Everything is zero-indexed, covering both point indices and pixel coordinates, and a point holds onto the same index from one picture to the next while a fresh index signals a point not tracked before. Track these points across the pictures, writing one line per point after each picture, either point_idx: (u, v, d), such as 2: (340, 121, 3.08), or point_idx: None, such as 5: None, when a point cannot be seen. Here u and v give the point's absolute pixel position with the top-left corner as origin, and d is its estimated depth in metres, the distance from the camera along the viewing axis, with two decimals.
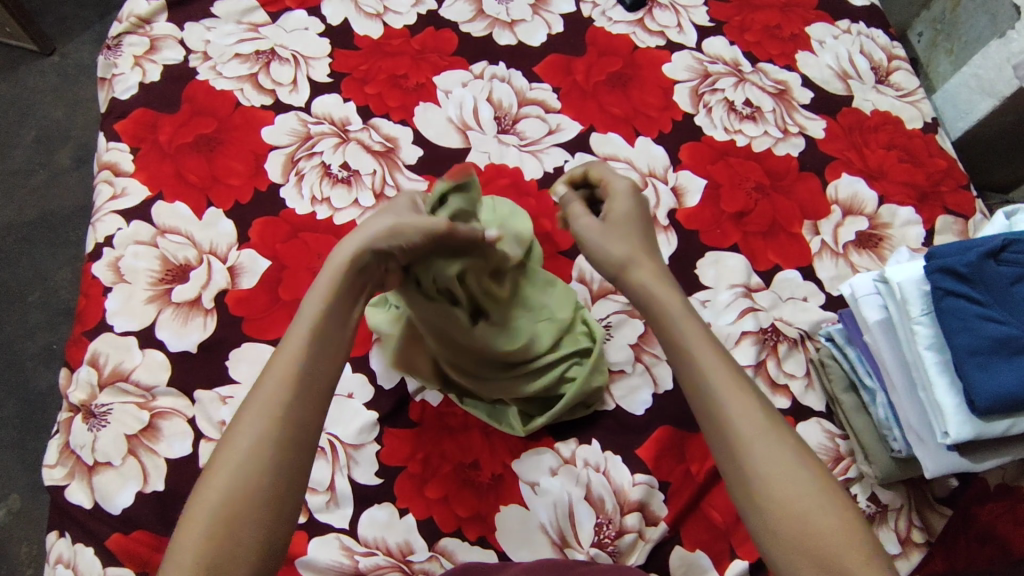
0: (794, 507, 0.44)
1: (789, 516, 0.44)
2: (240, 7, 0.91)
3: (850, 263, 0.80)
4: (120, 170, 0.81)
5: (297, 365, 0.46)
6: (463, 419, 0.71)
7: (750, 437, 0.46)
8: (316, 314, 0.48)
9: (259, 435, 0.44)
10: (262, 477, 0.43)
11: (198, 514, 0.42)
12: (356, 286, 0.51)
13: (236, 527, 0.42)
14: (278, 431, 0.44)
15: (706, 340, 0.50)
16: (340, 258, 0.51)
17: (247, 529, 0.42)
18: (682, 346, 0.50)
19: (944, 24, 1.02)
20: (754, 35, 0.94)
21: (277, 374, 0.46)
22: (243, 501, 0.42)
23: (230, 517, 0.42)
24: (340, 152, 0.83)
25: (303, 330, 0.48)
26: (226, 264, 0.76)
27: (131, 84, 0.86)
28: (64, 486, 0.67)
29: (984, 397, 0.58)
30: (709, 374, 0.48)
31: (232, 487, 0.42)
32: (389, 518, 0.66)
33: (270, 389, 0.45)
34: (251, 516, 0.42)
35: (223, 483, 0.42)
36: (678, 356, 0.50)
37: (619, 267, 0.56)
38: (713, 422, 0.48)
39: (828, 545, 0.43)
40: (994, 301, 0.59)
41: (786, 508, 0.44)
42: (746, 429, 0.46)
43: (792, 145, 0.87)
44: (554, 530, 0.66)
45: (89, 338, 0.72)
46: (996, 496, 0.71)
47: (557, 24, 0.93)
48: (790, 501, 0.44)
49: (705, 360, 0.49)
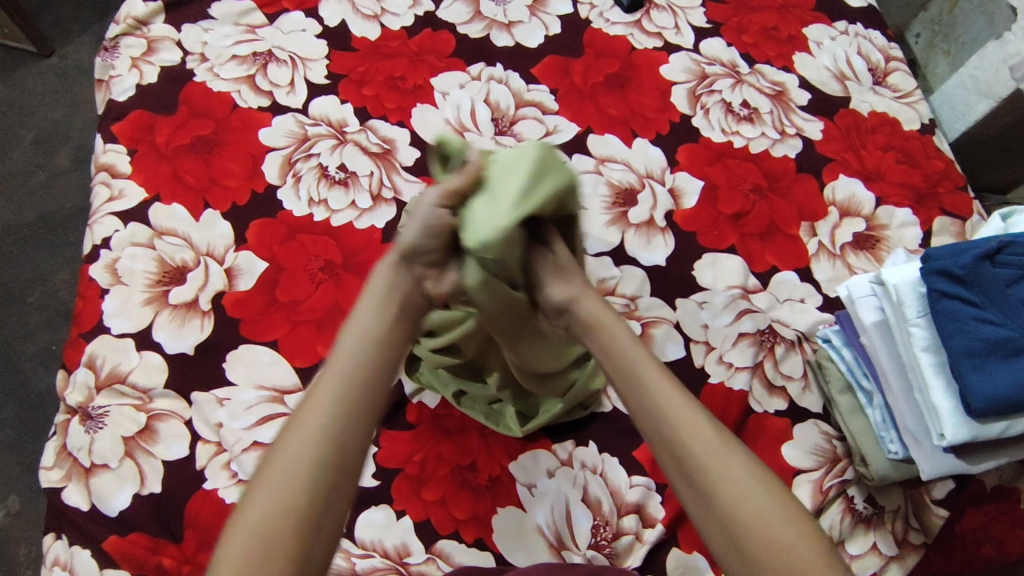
0: (757, 518, 0.44)
1: (761, 540, 0.43)
2: (237, 9, 0.91)
3: (847, 264, 0.81)
4: (117, 172, 0.81)
5: (337, 388, 0.46)
6: (460, 421, 0.71)
7: (702, 458, 0.46)
8: (356, 338, 0.49)
9: (308, 453, 0.44)
10: (296, 499, 0.43)
11: (237, 532, 0.42)
12: (388, 305, 0.51)
13: (273, 544, 0.41)
14: (315, 453, 0.44)
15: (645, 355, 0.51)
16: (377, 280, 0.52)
17: (283, 555, 0.41)
18: (622, 366, 0.50)
19: (942, 25, 1.02)
20: (751, 36, 0.94)
21: (322, 396, 0.46)
22: (287, 518, 0.42)
23: (270, 536, 0.42)
24: (336, 154, 0.83)
25: (344, 355, 0.48)
26: (223, 266, 0.76)
27: (128, 86, 0.86)
28: (61, 489, 0.67)
29: (980, 399, 0.58)
30: (662, 399, 0.48)
31: (274, 503, 0.42)
32: (387, 520, 0.66)
33: (312, 412, 0.45)
34: (286, 538, 0.42)
35: (266, 503, 0.42)
36: (621, 375, 0.50)
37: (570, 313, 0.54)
38: (665, 444, 0.47)
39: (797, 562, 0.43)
40: (989, 302, 0.59)
41: (750, 526, 0.44)
42: (698, 448, 0.46)
43: (789, 146, 0.87)
44: (551, 532, 0.66)
45: (86, 340, 0.72)
46: (993, 498, 0.71)
47: (555, 25, 0.93)
48: (761, 525, 0.44)
49: (646, 377, 0.49)
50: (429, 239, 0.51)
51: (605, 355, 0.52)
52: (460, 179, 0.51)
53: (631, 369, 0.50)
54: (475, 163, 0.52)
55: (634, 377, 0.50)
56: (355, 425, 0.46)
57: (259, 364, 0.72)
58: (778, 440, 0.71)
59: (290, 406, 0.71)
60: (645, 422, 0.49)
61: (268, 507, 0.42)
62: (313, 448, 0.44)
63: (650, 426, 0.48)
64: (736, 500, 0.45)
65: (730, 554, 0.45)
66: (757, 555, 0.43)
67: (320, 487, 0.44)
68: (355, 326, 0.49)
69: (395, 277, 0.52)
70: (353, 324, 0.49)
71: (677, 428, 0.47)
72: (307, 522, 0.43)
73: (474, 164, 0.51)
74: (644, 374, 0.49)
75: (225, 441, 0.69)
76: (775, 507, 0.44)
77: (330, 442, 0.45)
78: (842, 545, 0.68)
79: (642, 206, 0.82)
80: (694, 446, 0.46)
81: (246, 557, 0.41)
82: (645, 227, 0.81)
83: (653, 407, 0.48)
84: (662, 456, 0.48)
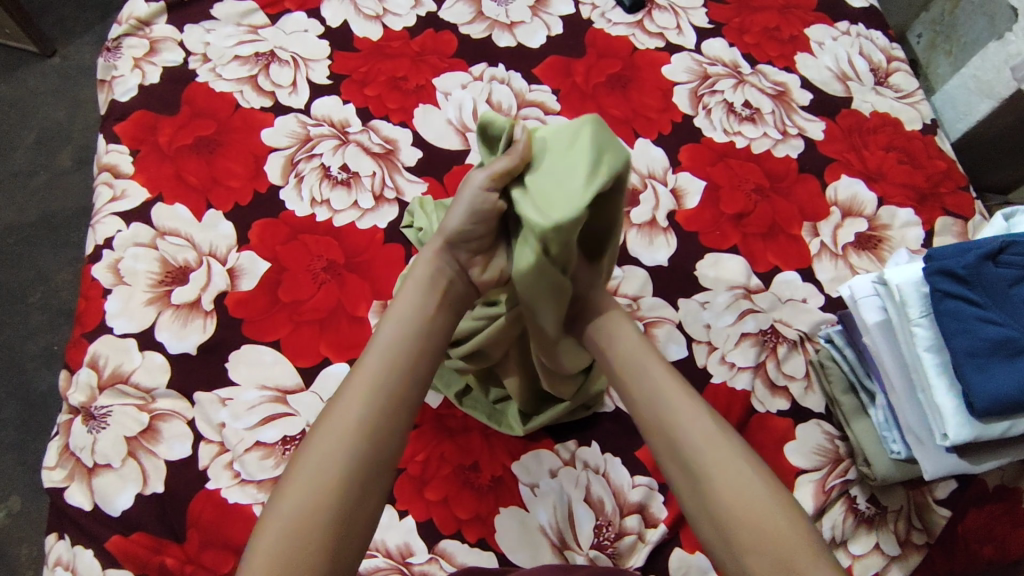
0: (739, 503, 0.48)
1: (739, 518, 0.47)
2: (239, 10, 0.91)
3: (849, 264, 0.81)
4: (120, 172, 0.81)
5: (372, 381, 0.49)
6: (463, 421, 0.71)
7: (693, 446, 0.51)
8: (392, 338, 0.52)
9: (343, 447, 0.46)
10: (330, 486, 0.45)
11: (271, 525, 0.44)
12: (433, 291, 0.55)
13: (309, 536, 0.43)
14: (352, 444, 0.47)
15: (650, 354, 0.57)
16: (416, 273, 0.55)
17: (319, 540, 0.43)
18: (624, 362, 0.56)
19: (943, 26, 1.03)
20: (753, 37, 0.94)
21: (355, 395, 0.48)
22: (322, 511, 0.44)
23: (306, 528, 0.43)
24: (339, 154, 0.83)
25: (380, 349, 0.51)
26: (226, 266, 0.76)
27: (130, 86, 0.86)
28: (63, 488, 0.67)
29: (984, 399, 0.58)
30: (656, 388, 0.54)
31: (310, 496, 0.44)
32: (389, 520, 0.66)
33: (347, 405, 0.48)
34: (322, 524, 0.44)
35: (302, 489, 0.45)
36: (625, 368, 0.56)
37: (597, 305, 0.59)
38: (659, 431, 0.52)
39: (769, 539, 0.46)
40: (992, 302, 0.59)
41: (731, 510, 0.48)
42: (691, 437, 0.51)
43: (791, 147, 0.87)
44: (553, 533, 0.66)
45: (89, 340, 0.72)
46: (993, 498, 0.71)
47: (556, 26, 0.93)
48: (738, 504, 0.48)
49: (648, 372, 0.55)
50: (473, 223, 0.54)
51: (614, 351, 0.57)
52: (508, 164, 0.52)
53: (635, 363, 0.56)
54: (523, 146, 0.52)
55: (637, 372, 0.55)
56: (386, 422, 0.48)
57: (261, 364, 0.72)
58: (781, 440, 0.71)
59: (293, 406, 0.71)
60: (644, 412, 0.54)
61: (303, 500, 0.44)
62: (347, 442, 0.47)
63: (648, 412, 0.53)
64: (721, 484, 0.49)
65: (715, 538, 0.48)
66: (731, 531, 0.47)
67: (354, 481, 0.46)
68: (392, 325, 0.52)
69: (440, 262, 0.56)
70: (397, 309, 0.53)
71: (673, 418, 0.52)
72: (343, 514, 0.45)
73: (523, 149, 0.52)
74: (646, 369, 0.55)
75: (228, 441, 0.69)
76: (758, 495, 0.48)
77: (365, 438, 0.47)
78: (845, 546, 0.68)
79: (644, 206, 0.82)
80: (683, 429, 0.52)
81: (282, 549, 0.43)
82: (647, 228, 0.81)
83: (654, 394, 0.54)
84: (655, 444, 0.53)
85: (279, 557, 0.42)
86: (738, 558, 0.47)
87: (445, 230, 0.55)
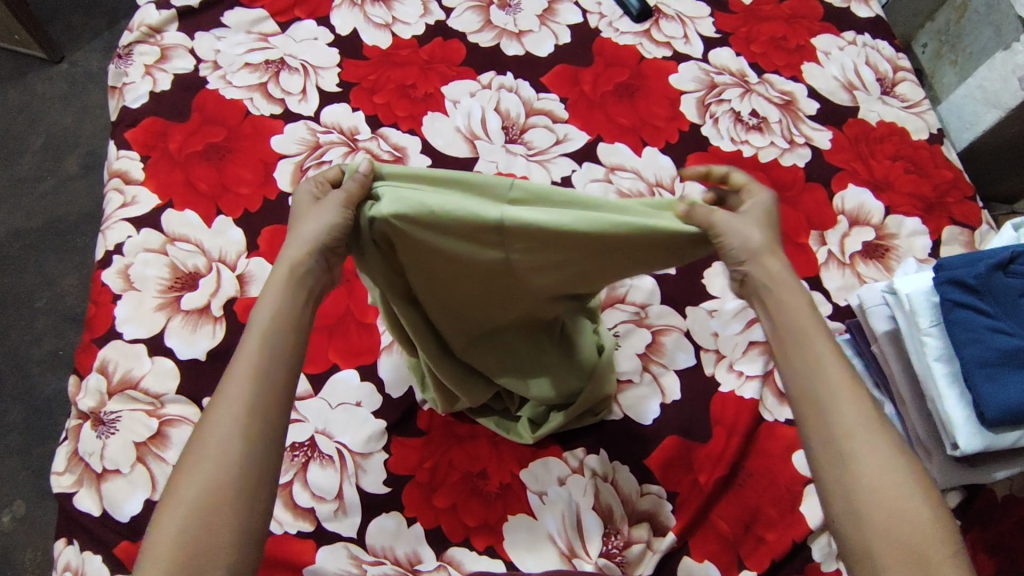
0: (891, 498, 0.43)
1: (887, 509, 0.43)
2: (249, 18, 0.92)
3: (856, 273, 0.81)
4: (130, 178, 0.81)
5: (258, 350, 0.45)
6: (470, 428, 0.71)
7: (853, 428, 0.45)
8: (271, 313, 0.47)
9: (233, 422, 0.43)
10: (225, 465, 0.41)
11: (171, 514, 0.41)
12: (301, 290, 0.48)
13: (211, 531, 0.40)
14: (240, 425, 0.43)
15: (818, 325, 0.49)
16: (280, 267, 0.49)
17: (223, 520, 0.40)
18: (792, 325, 0.49)
19: (948, 35, 1.03)
20: (760, 46, 0.94)
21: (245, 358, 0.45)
22: (223, 499, 0.41)
23: (205, 526, 0.40)
24: (348, 161, 0.83)
25: (260, 326, 0.46)
26: (235, 272, 0.77)
27: (141, 93, 0.86)
28: (72, 493, 0.67)
29: (994, 409, 0.58)
30: (822, 358, 0.47)
31: (201, 497, 0.41)
32: (398, 527, 0.66)
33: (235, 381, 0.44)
34: (225, 506, 0.41)
35: (203, 470, 0.41)
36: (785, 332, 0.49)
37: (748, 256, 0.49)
38: (812, 402, 0.46)
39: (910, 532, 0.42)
40: (1003, 312, 0.59)
41: (881, 508, 0.43)
42: (851, 419, 0.45)
43: (798, 156, 0.87)
44: (562, 541, 0.66)
45: (99, 345, 0.73)
46: (1005, 509, 0.70)
47: (564, 35, 0.94)
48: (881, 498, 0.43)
49: (811, 340, 0.48)
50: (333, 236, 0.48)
51: (774, 311, 0.49)
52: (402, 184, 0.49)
53: (802, 327, 0.48)
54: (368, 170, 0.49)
55: (803, 346, 0.48)
56: (276, 394, 0.44)
57: None
58: (789, 448, 0.71)
59: (301, 412, 0.70)
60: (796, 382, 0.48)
61: (195, 496, 0.41)
62: (242, 425, 0.43)
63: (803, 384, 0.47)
64: (875, 474, 0.43)
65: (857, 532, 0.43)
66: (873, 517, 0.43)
67: (248, 464, 0.42)
68: (269, 297, 0.47)
69: (314, 265, 0.49)
70: (267, 293, 0.48)
71: (835, 398, 0.46)
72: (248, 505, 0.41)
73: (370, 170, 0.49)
74: (811, 345, 0.48)
75: None
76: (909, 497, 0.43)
77: (255, 421, 0.43)
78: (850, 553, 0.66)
79: None
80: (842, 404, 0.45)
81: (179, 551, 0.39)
82: None
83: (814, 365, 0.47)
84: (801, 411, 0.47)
85: (186, 544, 0.39)
86: (873, 549, 0.42)
87: (302, 237, 0.48)
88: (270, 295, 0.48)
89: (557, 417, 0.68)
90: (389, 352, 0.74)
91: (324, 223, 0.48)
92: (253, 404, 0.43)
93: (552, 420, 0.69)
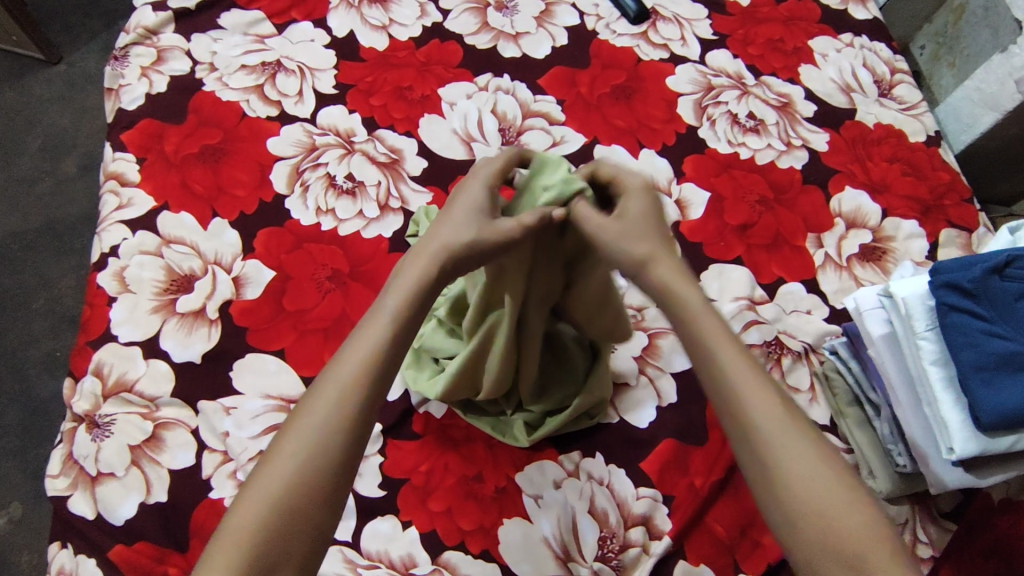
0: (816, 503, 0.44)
1: (816, 517, 0.44)
2: (246, 19, 0.92)
3: (853, 276, 0.81)
4: (126, 180, 0.81)
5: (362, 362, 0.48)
6: (466, 431, 0.71)
7: (769, 430, 0.46)
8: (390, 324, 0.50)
9: (321, 431, 0.46)
10: (309, 474, 0.45)
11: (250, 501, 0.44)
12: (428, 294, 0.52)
13: (273, 553, 0.43)
14: (335, 435, 0.46)
15: (722, 328, 0.50)
16: (421, 259, 0.52)
17: (296, 525, 0.44)
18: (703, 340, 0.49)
19: (946, 37, 1.03)
20: (757, 48, 0.94)
21: (351, 369, 0.48)
22: (299, 504, 0.44)
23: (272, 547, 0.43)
24: (344, 163, 0.83)
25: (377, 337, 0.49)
26: (231, 274, 0.77)
27: (137, 95, 0.86)
28: (66, 497, 0.67)
29: (990, 413, 0.58)
30: (728, 366, 0.48)
31: (281, 494, 0.44)
32: (393, 530, 0.66)
33: (337, 387, 0.47)
34: (302, 511, 0.44)
35: (282, 470, 0.44)
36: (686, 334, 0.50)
37: (635, 269, 0.52)
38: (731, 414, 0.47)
39: (837, 531, 0.43)
40: (999, 316, 0.59)
41: (809, 508, 0.44)
42: (766, 424, 0.46)
43: (795, 158, 0.87)
44: (557, 544, 0.66)
45: (93, 348, 0.72)
46: (1001, 512, 0.70)
47: (562, 36, 0.94)
48: (809, 504, 0.44)
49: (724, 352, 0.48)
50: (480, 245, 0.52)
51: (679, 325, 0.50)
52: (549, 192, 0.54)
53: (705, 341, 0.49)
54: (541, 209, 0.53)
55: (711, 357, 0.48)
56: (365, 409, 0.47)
57: (266, 373, 0.73)
58: None
59: None
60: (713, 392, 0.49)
61: (259, 520, 0.43)
62: (325, 454, 0.45)
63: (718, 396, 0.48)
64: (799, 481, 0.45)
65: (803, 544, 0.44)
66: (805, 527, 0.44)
67: (326, 476, 0.45)
68: (380, 314, 0.50)
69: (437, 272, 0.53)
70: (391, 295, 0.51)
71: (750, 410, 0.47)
72: (314, 533, 0.44)
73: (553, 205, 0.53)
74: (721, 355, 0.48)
75: (232, 450, 0.69)
76: (833, 499, 0.44)
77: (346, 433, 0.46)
78: None
79: None
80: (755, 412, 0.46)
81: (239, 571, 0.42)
82: None
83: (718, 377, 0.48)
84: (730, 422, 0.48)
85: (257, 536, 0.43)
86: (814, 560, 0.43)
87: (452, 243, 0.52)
88: (376, 317, 0.50)
89: (555, 421, 0.69)
90: None
91: (489, 229, 0.52)
92: (318, 440, 0.45)
93: (550, 423, 0.69)
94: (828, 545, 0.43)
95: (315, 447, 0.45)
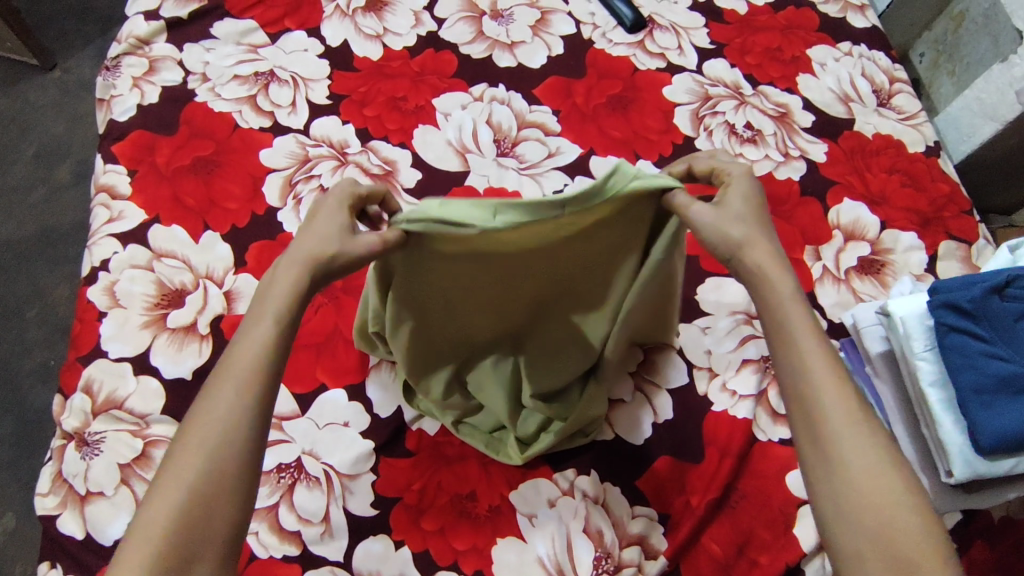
0: (874, 498, 0.43)
1: (870, 509, 0.43)
2: (239, 28, 0.91)
3: (852, 289, 0.80)
4: (117, 193, 0.80)
5: (263, 342, 0.46)
6: (460, 449, 0.70)
7: (838, 426, 0.45)
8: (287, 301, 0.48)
9: (227, 412, 0.44)
10: (222, 468, 0.43)
11: (161, 503, 0.41)
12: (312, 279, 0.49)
13: (192, 549, 0.41)
14: (245, 417, 0.44)
15: (808, 321, 0.48)
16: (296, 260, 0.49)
17: (210, 518, 0.42)
18: (781, 324, 0.48)
19: (946, 45, 1.02)
20: (754, 57, 0.93)
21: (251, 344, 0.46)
22: (214, 494, 0.42)
23: (181, 558, 0.41)
24: (337, 175, 0.82)
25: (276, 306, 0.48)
26: (222, 289, 0.76)
27: (129, 106, 0.85)
28: (55, 516, 0.66)
29: (989, 437, 0.57)
30: (807, 354, 0.47)
31: (194, 486, 0.42)
32: (385, 550, 0.65)
33: (233, 370, 0.45)
34: (223, 505, 0.42)
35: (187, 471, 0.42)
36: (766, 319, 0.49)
37: (732, 250, 0.51)
38: (799, 401, 0.47)
39: (892, 531, 0.42)
40: (999, 338, 0.58)
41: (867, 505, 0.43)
42: (834, 415, 0.45)
43: (792, 169, 0.86)
44: (552, 565, 0.65)
45: (83, 364, 0.72)
46: (1002, 532, 0.69)
47: (557, 46, 0.93)
48: (866, 497, 0.43)
49: (801, 342, 0.47)
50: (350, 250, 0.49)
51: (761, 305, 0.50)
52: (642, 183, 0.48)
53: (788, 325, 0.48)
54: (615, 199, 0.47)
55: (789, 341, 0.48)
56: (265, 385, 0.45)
57: None
58: (781, 468, 0.69)
59: (287, 432, 0.69)
60: (785, 379, 0.48)
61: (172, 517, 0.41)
62: (236, 437, 0.43)
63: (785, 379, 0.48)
64: (859, 476, 0.43)
65: (848, 530, 0.43)
66: (862, 518, 0.43)
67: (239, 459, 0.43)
68: (262, 318, 0.47)
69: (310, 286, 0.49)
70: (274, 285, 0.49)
71: (819, 399, 0.46)
72: (234, 526, 0.43)
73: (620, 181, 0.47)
74: (799, 344, 0.47)
75: None
76: (891, 501, 0.43)
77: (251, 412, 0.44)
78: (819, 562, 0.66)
79: None
80: (821, 400, 0.46)
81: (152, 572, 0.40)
82: None
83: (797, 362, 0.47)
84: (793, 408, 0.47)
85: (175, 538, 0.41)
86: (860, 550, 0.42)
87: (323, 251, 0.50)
88: (263, 314, 0.47)
89: (552, 436, 0.67)
90: (375, 372, 0.73)
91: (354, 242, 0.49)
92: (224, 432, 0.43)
93: (547, 436, 0.68)
94: (878, 538, 0.42)
95: (219, 447, 0.43)
